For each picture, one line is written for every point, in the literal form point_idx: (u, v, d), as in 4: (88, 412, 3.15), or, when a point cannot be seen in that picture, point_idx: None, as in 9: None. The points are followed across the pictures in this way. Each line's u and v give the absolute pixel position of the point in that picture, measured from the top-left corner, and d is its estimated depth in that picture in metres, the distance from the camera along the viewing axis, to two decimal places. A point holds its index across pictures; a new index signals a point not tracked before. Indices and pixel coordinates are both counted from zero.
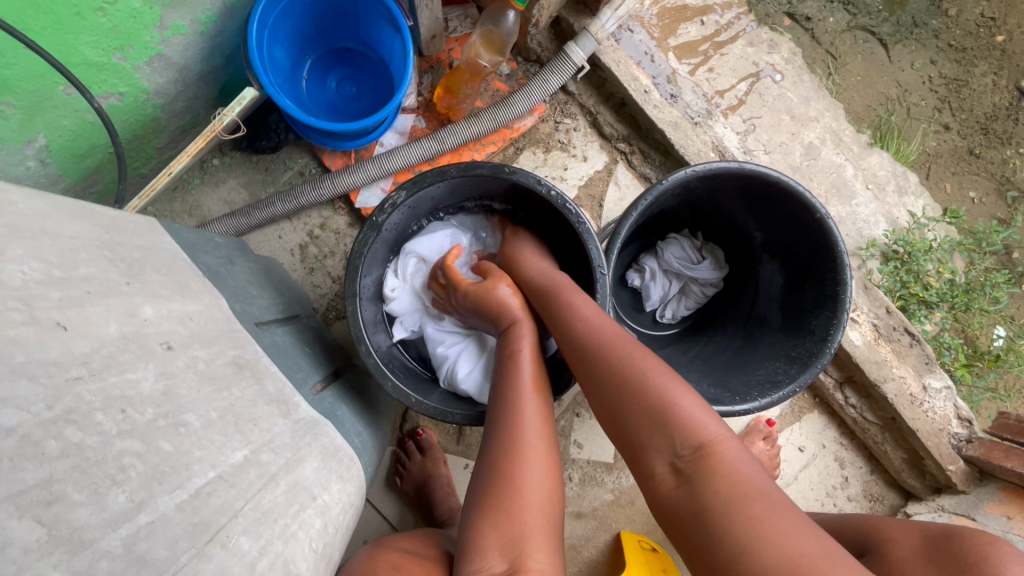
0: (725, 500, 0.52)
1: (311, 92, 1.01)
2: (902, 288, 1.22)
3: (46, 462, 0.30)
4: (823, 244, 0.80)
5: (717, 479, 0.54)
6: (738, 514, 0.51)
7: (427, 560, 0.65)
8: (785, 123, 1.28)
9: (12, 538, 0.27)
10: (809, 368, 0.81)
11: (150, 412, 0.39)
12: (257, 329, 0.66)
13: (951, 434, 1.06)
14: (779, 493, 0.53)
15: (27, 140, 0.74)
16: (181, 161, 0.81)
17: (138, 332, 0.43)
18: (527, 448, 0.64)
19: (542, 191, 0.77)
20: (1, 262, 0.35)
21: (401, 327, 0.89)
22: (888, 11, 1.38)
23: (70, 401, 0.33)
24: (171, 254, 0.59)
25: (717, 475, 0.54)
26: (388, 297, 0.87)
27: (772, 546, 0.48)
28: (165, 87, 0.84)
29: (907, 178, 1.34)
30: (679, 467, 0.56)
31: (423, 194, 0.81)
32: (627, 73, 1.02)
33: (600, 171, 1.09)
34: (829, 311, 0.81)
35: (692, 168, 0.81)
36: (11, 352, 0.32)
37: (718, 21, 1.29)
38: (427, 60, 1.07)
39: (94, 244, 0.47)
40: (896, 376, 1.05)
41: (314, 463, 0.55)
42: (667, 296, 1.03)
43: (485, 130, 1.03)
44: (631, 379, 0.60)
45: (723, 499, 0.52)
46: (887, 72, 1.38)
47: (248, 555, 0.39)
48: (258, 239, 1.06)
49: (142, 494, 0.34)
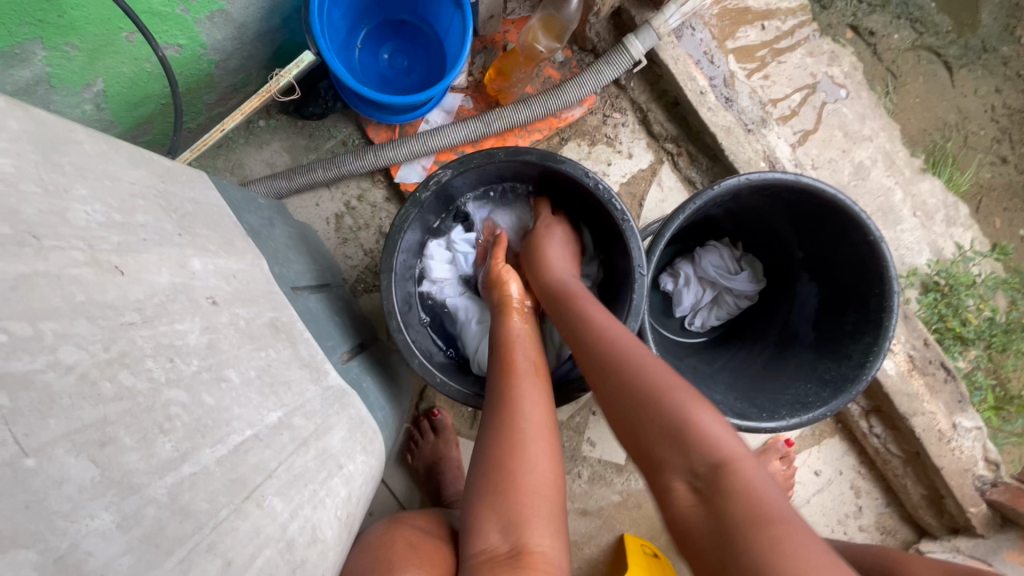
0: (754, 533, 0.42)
1: (363, 61, 1.01)
2: (938, 321, 1.18)
3: (101, 403, 0.30)
4: (872, 267, 0.77)
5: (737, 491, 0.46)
6: (760, 538, 0.42)
7: (441, 540, 0.65)
8: (837, 139, 1.25)
9: (69, 475, 0.27)
10: (842, 394, 0.79)
11: (195, 363, 0.39)
12: (292, 293, 0.67)
13: (976, 475, 1.04)
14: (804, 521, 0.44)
15: (86, 83, 0.75)
16: (233, 118, 0.82)
17: (187, 284, 0.43)
18: (520, 429, 0.63)
19: (590, 184, 0.76)
20: (69, 201, 0.36)
21: (430, 283, 0.89)
22: (956, 33, 1.33)
23: (124, 345, 0.33)
24: (218, 209, 0.59)
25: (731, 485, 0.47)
26: (432, 253, 0.88)
27: None
28: (222, 43, 0.84)
29: (957, 209, 1.30)
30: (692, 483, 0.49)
31: (468, 174, 0.80)
32: (685, 71, 0.99)
33: (644, 170, 1.07)
34: (870, 337, 0.79)
35: (745, 176, 0.78)
36: (73, 291, 0.32)
37: (779, 28, 1.25)
38: (481, 40, 1.05)
39: (151, 192, 0.47)
40: (927, 411, 1.02)
41: (341, 433, 0.55)
42: (699, 304, 1.01)
43: (532, 116, 1.02)
44: (631, 368, 0.58)
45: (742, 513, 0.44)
46: (949, 96, 1.33)
47: (280, 516, 0.39)
48: (295, 204, 1.06)
49: (186, 445, 0.34)
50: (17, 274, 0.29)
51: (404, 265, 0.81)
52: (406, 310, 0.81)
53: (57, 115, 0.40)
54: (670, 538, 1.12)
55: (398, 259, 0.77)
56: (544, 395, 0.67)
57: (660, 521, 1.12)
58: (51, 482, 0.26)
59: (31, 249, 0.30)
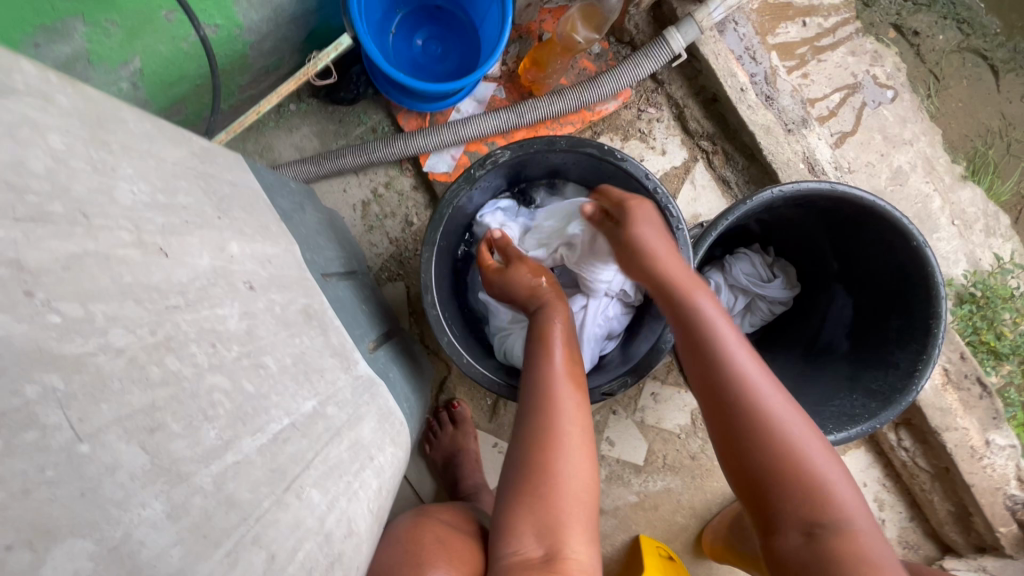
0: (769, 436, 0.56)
1: (396, 47, 0.99)
2: (973, 333, 1.14)
3: (150, 387, 0.29)
4: (918, 274, 0.75)
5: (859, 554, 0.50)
6: (761, 434, 0.57)
7: (469, 536, 0.65)
8: (875, 142, 1.21)
9: (120, 462, 0.26)
10: (891, 406, 0.76)
11: (235, 349, 0.39)
12: (323, 280, 0.66)
13: (1007, 494, 1.01)
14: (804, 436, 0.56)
15: (123, 62, 0.75)
16: (268, 101, 0.81)
17: (226, 269, 0.42)
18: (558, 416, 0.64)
19: (649, 187, 0.74)
20: (116, 180, 0.35)
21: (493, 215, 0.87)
22: (1005, 36, 1.28)
23: (170, 329, 0.33)
24: (254, 193, 0.59)
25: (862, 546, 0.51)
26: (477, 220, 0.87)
27: (770, 449, 0.56)
28: (258, 24, 0.83)
29: (998, 219, 1.24)
30: (813, 532, 0.53)
31: (524, 158, 0.79)
32: (725, 67, 0.96)
33: (678, 167, 1.04)
34: (918, 345, 0.76)
35: (778, 187, 0.76)
36: (121, 272, 0.31)
37: (821, 24, 1.21)
38: (517, 29, 1.03)
39: (191, 173, 0.46)
40: (960, 426, 0.99)
41: (371, 423, 0.54)
42: (732, 312, 0.97)
43: (567, 108, 1.00)
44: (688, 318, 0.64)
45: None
46: (993, 101, 1.28)
47: (319, 508, 0.39)
48: (323, 189, 1.06)
49: (229, 433, 0.34)
50: (68, 254, 0.28)
51: (446, 243, 0.80)
52: (443, 288, 0.80)
53: (104, 93, 0.39)
54: (686, 540, 1.11)
55: (441, 234, 0.77)
56: (579, 394, 0.67)
57: (677, 524, 1.11)
58: (104, 469, 0.25)
59: (83, 229, 0.30)
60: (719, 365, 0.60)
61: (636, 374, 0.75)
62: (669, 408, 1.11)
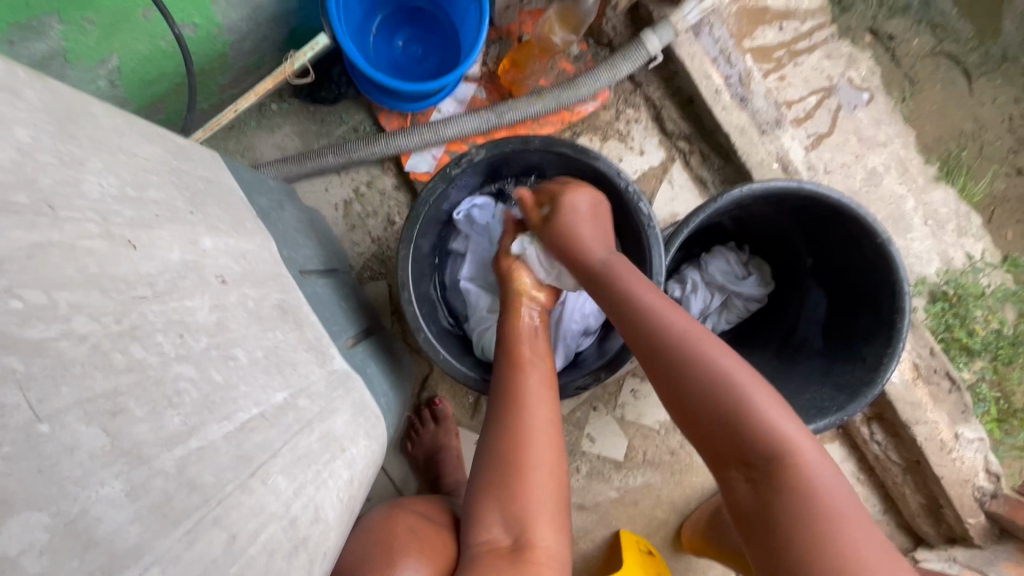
0: (708, 386, 0.57)
1: (377, 48, 1.00)
2: (944, 330, 1.17)
3: (113, 373, 0.30)
4: (884, 270, 0.77)
5: (805, 496, 0.52)
6: (703, 382, 0.57)
7: (443, 526, 0.66)
8: (851, 143, 1.23)
9: (80, 443, 0.27)
10: (858, 399, 0.78)
11: (204, 340, 0.39)
12: (300, 276, 0.67)
13: (976, 487, 1.04)
14: (738, 381, 0.56)
15: (102, 60, 0.75)
16: (248, 100, 0.81)
17: (197, 262, 0.43)
18: (526, 424, 0.64)
19: (622, 185, 0.75)
20: (84, 173, 0.36)
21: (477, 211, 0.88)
22: (976, 41, 1.31)
23: (135, 318, 0.34)
24: (230, 190, 0.59)
25: (801, 489, 0.52)
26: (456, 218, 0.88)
27: (707, 397, 0.57)
28: (238, 24, 0.84)
29: (969, 219, 1.28)
30: (752, 474, 0.55)
31: (501, 157, 0.80)
32: (701, 69, 0.98)
33: (656, 168, 1.06)
34: (884, 339, 0.78)
35: (748, 186, 0.78)
36: (86, 262, 0.32)
37: (798, 29, 1.24)
38: (497, 31, 1.05)
39: (164, 169, 0.47)
40: (930, 420, 1.02)
41: (345, 416, 0.55)
42: (709, 309, 0.98)
43: (546, 109, 1.01)
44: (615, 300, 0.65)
45: (806, 523, 0.51)
46: (966, 104, 1.31)
47: (284, 495, 0.40)
48: (305, 189, 1.06)
49: (194, 419, 0.35)
50: (32, 243, 0.29)
51: (424, 240, 0.81)
52: (421, 286, 0.81)
53: (73, 88, 0.40)
54: (666, 535, 1.13)
55: (419, 232, 0.78)
56: (549, 389, 0.68)
57: (657, 519, 1.13)
58: (63, 449, 0.26)
59: (47, 219, 0.30)
60: (652, 328, 0.61)
61: (609, 369, 0.76)
62: (649, 405, 1.13)
